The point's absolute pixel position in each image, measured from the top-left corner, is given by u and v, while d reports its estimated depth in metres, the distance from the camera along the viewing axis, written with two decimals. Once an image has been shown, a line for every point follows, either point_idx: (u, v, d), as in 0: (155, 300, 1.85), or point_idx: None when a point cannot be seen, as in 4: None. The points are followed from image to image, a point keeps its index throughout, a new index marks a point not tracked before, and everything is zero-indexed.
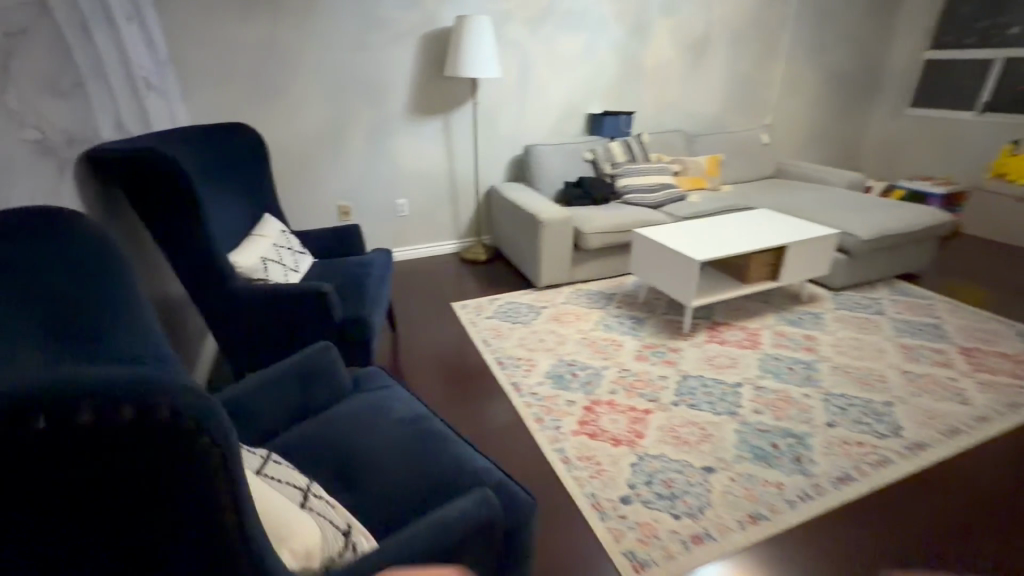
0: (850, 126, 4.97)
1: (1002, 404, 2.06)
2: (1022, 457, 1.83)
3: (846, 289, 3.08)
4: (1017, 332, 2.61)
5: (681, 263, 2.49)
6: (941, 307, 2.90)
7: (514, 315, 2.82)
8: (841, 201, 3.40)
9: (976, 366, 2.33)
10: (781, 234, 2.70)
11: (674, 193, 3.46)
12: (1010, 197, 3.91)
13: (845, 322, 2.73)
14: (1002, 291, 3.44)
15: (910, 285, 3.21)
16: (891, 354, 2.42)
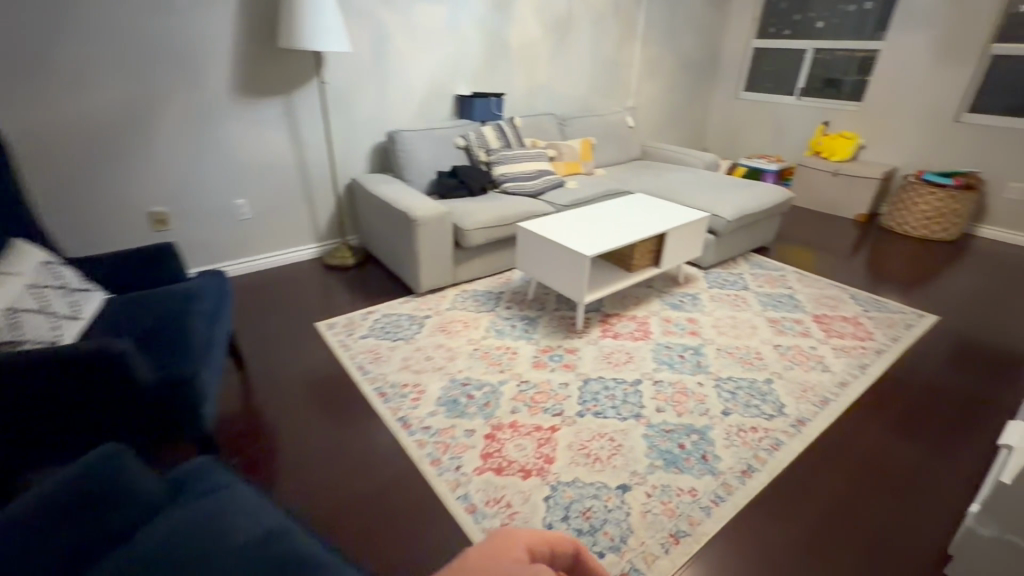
0: (698, 108, 5.34)
1: (855, 367, 2.28)
2: (879, 417, 2.02)
3: (714, 267, 3.25)
4: (851, 295, 2.97)
5: (570, 258, 2.36)
6: (791, 276, 3.19)
7: (393, 330, 2.46)
8: (703, 182, 3.58)
9: (828, 332, 2.57)
10: (659, 221, 2.71)
11: (552, 180, 3.33)
12: (825, 172, 4.49)
13: (719, 300, 2.86)
14: (828, 256, 3.95)
15: (762, 257, 3.50)
16: (761, 329, 2.57)
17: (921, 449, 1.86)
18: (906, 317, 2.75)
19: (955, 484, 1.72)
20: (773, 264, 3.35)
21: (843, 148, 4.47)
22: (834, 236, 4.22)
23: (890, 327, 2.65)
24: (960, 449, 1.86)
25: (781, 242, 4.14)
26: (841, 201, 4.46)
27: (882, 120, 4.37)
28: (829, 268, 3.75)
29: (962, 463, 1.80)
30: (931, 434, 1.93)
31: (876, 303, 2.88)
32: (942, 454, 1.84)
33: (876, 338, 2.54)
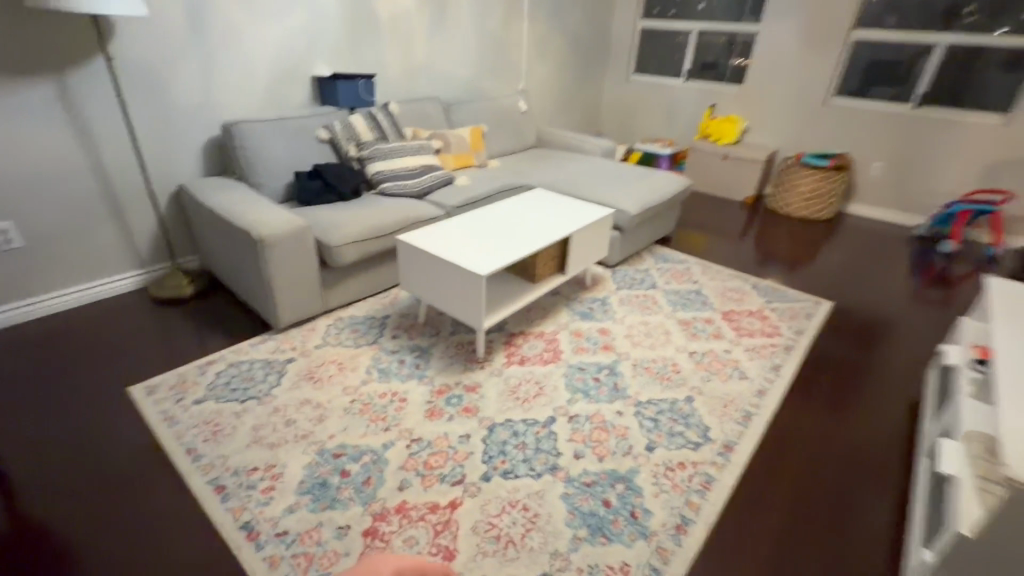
0: (590, 91, 5.15)
1: (769, 371, 2.17)
2: (799, 426, 1.91)
3: (620, 264, 3.04)
4: (753, 285, 2.91)
5: (462, 278, 1.96)
6: (696, 269, 3.08)
7: (243, 386, 1.90)
8: (602, 172, 3.35)
9: (739, 331, 2.46)
10: (560, 224, 2.41)
11: (438, 177, 2.89)
12: (715, 156, 4.52)
13: (629, 303, 2.64)
14: (724, 240, 3.97)
15: (666, 248, 3.37)
16: (675, 335, 2.39)
17: (845, 462, 1.77)
18: (806, 306, 2.73)
19: (881, 501, 1.63)
20: (677, 256, 3.23)
21: (729, 131, 4.53)
22: (726, 220, 4.27)
23: (794, 319, 2.60)
24: (879, 457, 1.80)
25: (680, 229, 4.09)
26: (731, 184, 4.52)
27: (762, 103, 4.46)
28: (726, 254, 3.75)
29: (883, 474, 1.73)
30: (851, 443, 1.85)
31: (777, 293, 2.85)
32: (865, 466, 1.75)
33: (783, 333, 2.47)
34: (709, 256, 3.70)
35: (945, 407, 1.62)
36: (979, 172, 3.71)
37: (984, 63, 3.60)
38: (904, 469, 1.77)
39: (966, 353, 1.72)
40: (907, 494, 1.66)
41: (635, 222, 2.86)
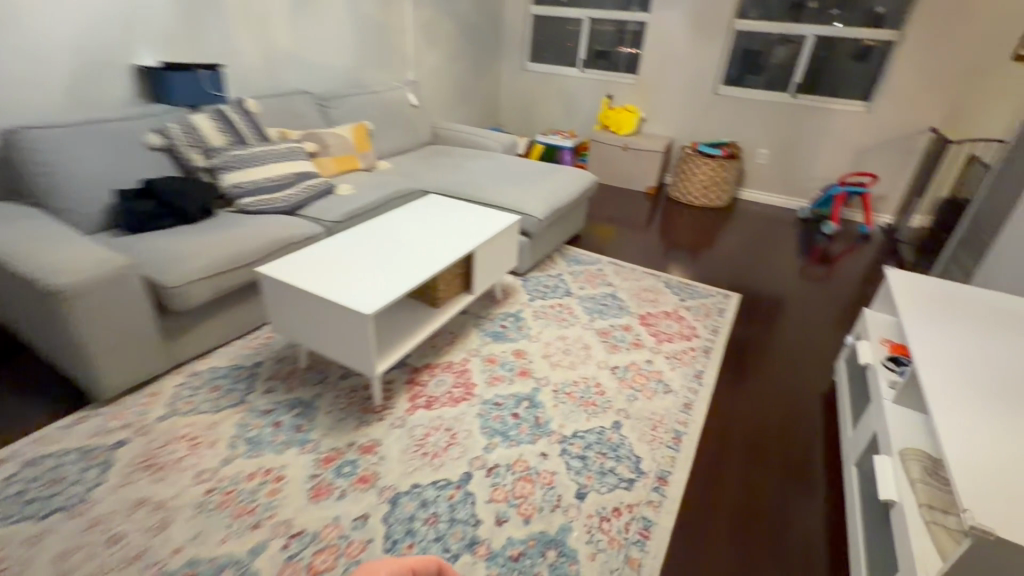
0: (486, 81, 4.87)
1: (691, 380, 2.08)
2: (728, 439, 1.82)
3: (531, 271, 2.83)
4: (666, 282, 2.84)
5: (343, 317, 1.60)
6: (608, 269, 2.95)
7: (47, 493, 1.41)
8: (505, 171, 3.11)
9: (657, 336, 2.35)
10: (461, 237, 2.11)
11: (314, 187, 2.46)
12: (616, 147, 4.47)
13: (543, 317, 2.43)
14: (631, 232, 3.93)
15: (576, 249, 3.22)
16: (595, 349, 2.22)
17: (777, 475, 1.69)
18: (717, 301, 2.70)
19: (816, 515, 1.56)
20: (589, 256, 3.08)
21: (628, 122, 4.48)
22: (632, 211, 4.24)
23: (708, 316, 2.55)
24: (807, 463, 1.75)
25: (587, 223, 3.98)
26: (633, 174, 4.50)
27: (656, 93, 4.47)
28: (635, 247, 3.69)
29: (813, 480, 1.68)
30: (779, 450, 1.78)
31: (689, 289, 2.80)
32: (796, 476, 1.68)
33: (700, 334, 2.40)
34: (619, 250, 3.61)
35: (866, 410, 1.58)
36: (849, 156, 3.99)
37: (846, 54, 3.85)
38: (830, 471, 1.74)
39: (878, 351, 1.71)
40: (838, 501, 1.61)
41: (543, 227, 2.66)
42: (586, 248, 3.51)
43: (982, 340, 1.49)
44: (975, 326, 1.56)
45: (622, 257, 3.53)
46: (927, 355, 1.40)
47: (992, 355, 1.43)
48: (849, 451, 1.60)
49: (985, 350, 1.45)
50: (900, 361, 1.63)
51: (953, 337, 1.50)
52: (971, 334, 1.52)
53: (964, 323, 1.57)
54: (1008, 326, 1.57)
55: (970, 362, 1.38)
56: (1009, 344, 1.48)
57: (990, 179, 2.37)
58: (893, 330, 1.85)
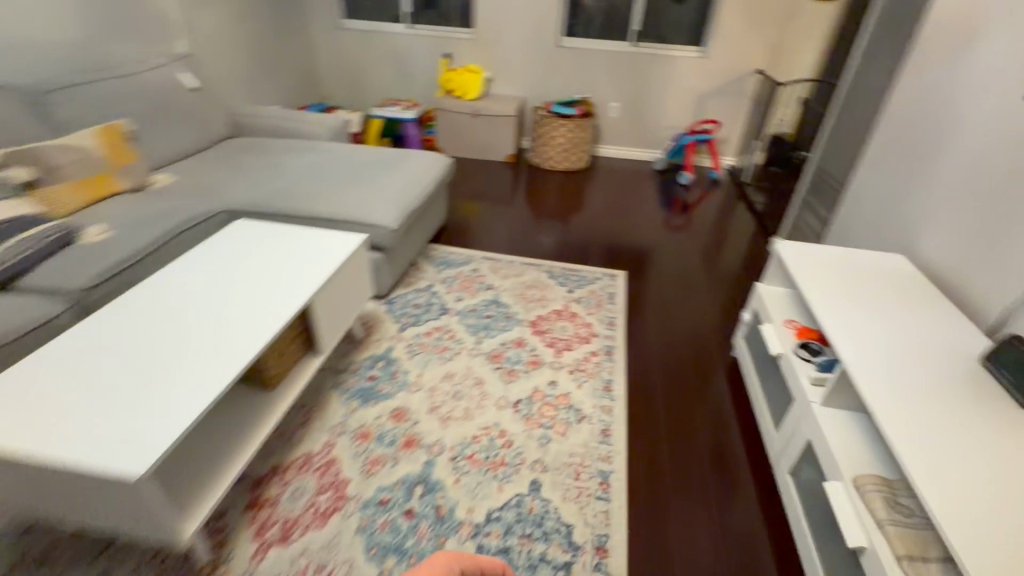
0: (295, 45, 3.97)
1: (602, 394, 1.84)
2: (656, 461, 1.62)
3: (394, 288, 2.33)
4: (549, 273, 2.56)
5: (106, 485, 1.01)
6: (485, 268, 2.57)
7: None
8: (338, 166, 2.48)
9: (554, 346, 2.07)
10: (287, 288, 1.54)
11: (39, 239, 1.65)
12: (464, 114, 3.99)
13: (421, 352, 1.98)
14: (499, 207, 3.57)
15: (442, 246, 2.77)
16: (490, 382, 1.85)
17: (711, 496, 1.54)
18: (605, 285, 2.50)
19: (760, 535, 1.43)
20: (460, 255, 2.66)
21: (473, 84, 3.99)
22: (494, 184, 3.86)
23: (601, 307, 2.33)
24: (736, 469, 1.62)
25: (449, 205, 3.52)
26: (488, 143, 4.09)
27: (497, 48, 4.03)
28: (506, 224, 3.33)
29: (745, 488, 1.57)
30: (707, 460, 1.64)
31: (575, 276, 2.55)
32: (730, 491, 1.54)
33: (598, 331, 2.18)
34: (490, 231, 3.23)
35: (788, 410, 1.46)
36: (692, 103, 4.04)
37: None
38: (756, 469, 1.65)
39: (784, 337, 1.60)
40: (773, 507, 1.52)
41: (398, 238, 2.15)
42: (454, 239, 3.08)
43: (888, 321, 1.43)
44: (874, 303, 1.50)
45: (494, 238, 3.15)
46: (854, 358, 1.29)
47: (904, 339, 1.36)
48: (777, 455, 1.48)
49: (895, 334, 1.38)
50: (812, 345, 1.52)
51: (864, 325, 1.42)
52: (876, 315, 1.45)
53: (863, 302, 1.51)
54: (900, 292, 1.54)
55: (891, 357, 1.29)
56: (910, 317, 1.44)
57: (830, 125, 2.42)
58: (789, 305, 1.77)
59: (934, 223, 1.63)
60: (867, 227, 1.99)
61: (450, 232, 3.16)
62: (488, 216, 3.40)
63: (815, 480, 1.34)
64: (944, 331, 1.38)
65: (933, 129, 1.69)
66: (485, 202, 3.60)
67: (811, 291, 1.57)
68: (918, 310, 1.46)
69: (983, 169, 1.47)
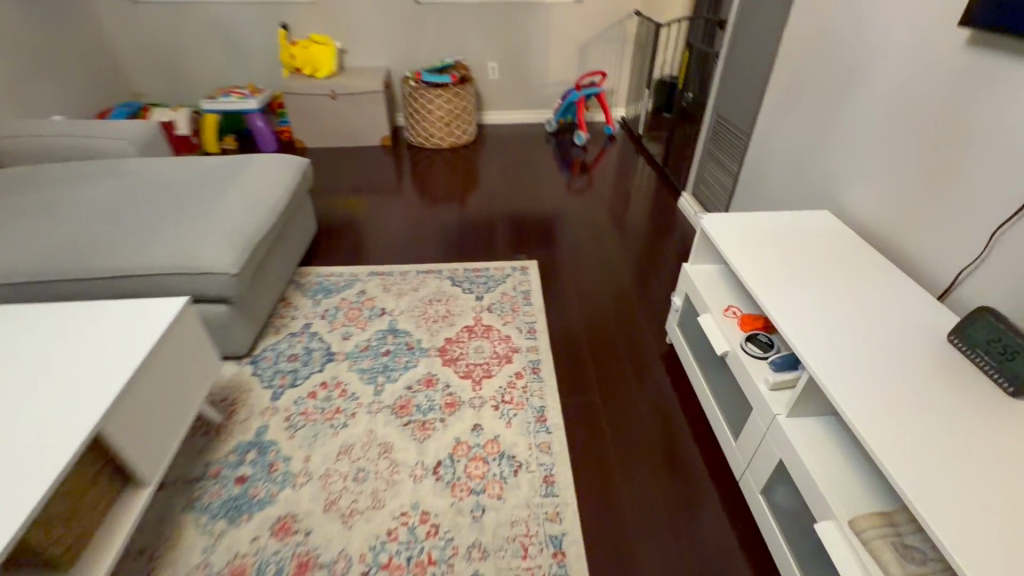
0: (74, 30, 3.05)
1: (535, 428, 1.55)
2: (609, 500, 1.38)
3: (259, 339, 1.85)
4: (450, 278, 2.19)
5: None
6: (374, 288, 2.13)
7: None
8: (149, 192, 1.88)
9: (471, 375, 1.73)
10: (44, 425, 1.02)
11: None
12: (321, 96, 3.36)
13: (304, 423, 1.55)
14: (383, 199, 3.07)
15: (318, 267, 2.28)
16: (399, 447, 1.49)
17: (678, 528, 1.33)
18: (517, 283, 2.18)
19: (738, 565, 1.25)
20: (341, 276, 2.20)
21: (325, 59, 3.35)
22: (373, 172, 3.33)
23: (516, 311, 2.01)
24: (698, 484, 1.42)
25: (322, 205, 2.96)
26: (357, 126, 3.51)
27: (346, 12, 3.39)
28: (392, 217, 2.86)
29: (710, 504, 1.38)
30: (664, 482, 1.43)
31: (480, 277, 2.20)
32: (696, 516, 1.35)
33: (518, 344, 1.87)
34: (375, 229, 2.74)
35: (748, 420, 1.26)
36: (575, 55, 3.73)
37: None
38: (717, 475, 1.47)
39: (728, 329, 1.39)
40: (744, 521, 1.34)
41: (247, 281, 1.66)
42: (333, 248, 2.56)
43: (837, 296, 1.25)
44: (817, 276, 1.32)
45: (381, 236, 2.67)
46: (816, 353, 1.10)
47: (861, 317, 1.18)
48: (741, 469, 1.29)
49: (850, 311, 1.20)
50: (760, 336, 1.33)
51: (814, 305, 1.23)
52: (824, 290, 1.27)
53: (806, 275, 1.33)
54: (839, 257, 1.37)
55: (855, 343, 1.11)
56: (857, 287, 1.27)
57: (723, 67, 2.23)
58: (723, 282, 1.57)
59: (858, 173, 1.47)
60: (782, 181, 1.83)
61: (327, 240, 2.63)
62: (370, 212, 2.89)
63: (788, 503, 1.16)
64: (895, 299, 1.22)
65: (843, 66, 1.50)
66: (364, 195, 3.08)
67: (750, 272, 1.36)
68: (863, 278, 1.30)
69: (906, 110, 1.30)
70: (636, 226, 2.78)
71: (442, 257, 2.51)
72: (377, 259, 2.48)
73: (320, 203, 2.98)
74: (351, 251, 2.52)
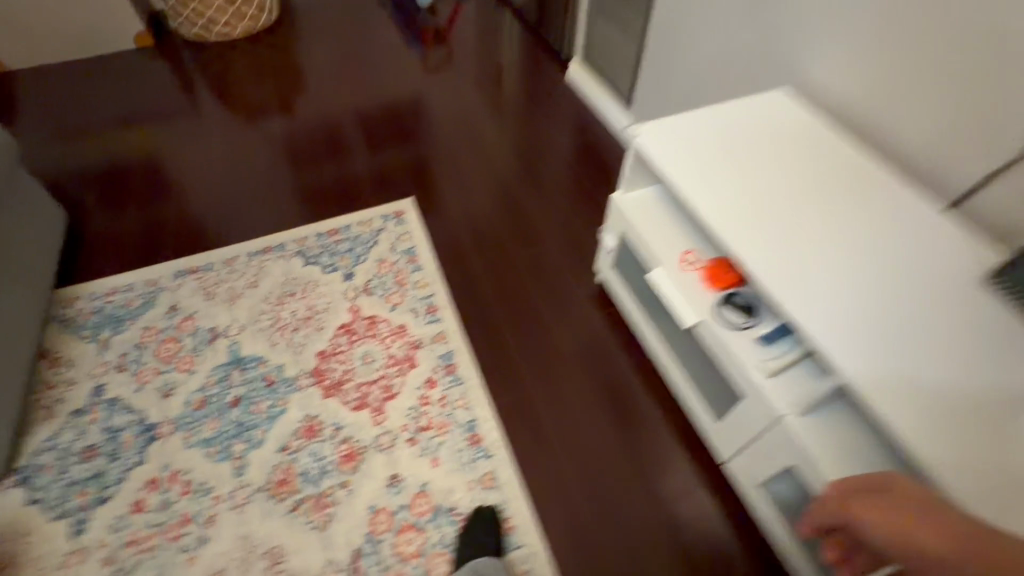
0: None
1: (470, 455, 1.20)
2: (580, 522, 1.14)
3: (23, 438, 1.20)
4: (300, 255, 1.57)
5: None
6: (189, 297, 1.47)
7: None
8: None
9: (367, 400, 1.28)
10: None
11: None
12: None
13: (139, 559, 1.05)
14: (162, 123, 2.07)
15: (88, 280, 1.51)
16: (295, 549, 1.07)
17: (662, 528, 1.14)
18: (394, 239, 1.63)
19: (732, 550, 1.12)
20: (132, 291, 1.48)
21: None
22: (135, 87, 2.24)
23: (403, 285, 1.51)
24: (670, 465, 1.22)
25: (59, 156, 1.93)
26: (79, 19, 2.25)
27: None
28: (185, 152, 1.95)
29: (689, 485, 1.20)
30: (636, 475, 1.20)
31: (342, 243, 1.60)
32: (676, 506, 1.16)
33: (418, 334, 1.40)
34: (158, 179, 1.84)
35: (734, 407, 1.00)
36: None
37: None
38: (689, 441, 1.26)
39: (694, 291, 1.06)
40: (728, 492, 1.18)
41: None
42: (103, 222, 1.69)
43: (825, 226, 0.96)
44: (794, 197, 1.00)
45: (167, 189, 1.80)
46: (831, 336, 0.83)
47: (858, 255, 0.92)
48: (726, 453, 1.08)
49: (844, 248, 0.93)
50: (737, 297, 1.01)
51: (804, 249, 0.93)
52: (808, 219, 0.97)
53: (781, 199, 1.00)
54: (808, 164, 1.05)
55: (863, 303, 0.86)
56: (841, 205, 0.98)
57: None
58: (668, 213, 1.19)
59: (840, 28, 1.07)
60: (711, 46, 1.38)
61: (90, 211, 1.73)
62: (150, 150, 1.95)
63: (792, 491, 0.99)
64: (887, 221, 0.96)
65: None
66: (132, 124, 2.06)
67: (711, 211, 0.99)
68: (844, 190, 1.00)
69: None
70: (517, 104, 2.18)
71: (270, 202, 1.76)
72: (168, 229, 1.67)
73: (58, 150, 1.94)
74: (134, 226, 1.68)
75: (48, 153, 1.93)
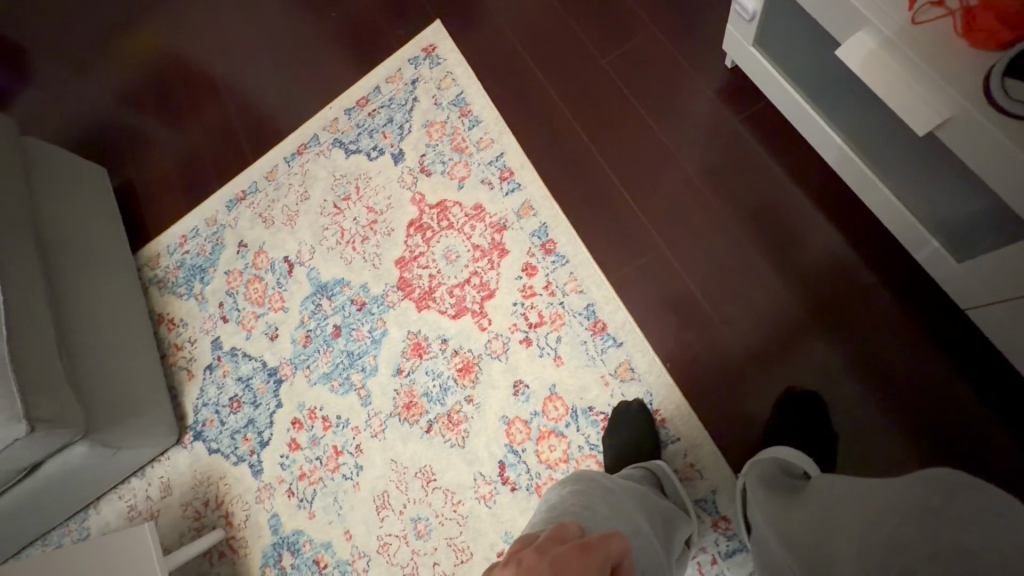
0: None
1: (598, 345, 1.02)
2: (741, 378, 0.98)
3: (177, 399, 1.28)
4: (338, 144, 1.30)
5: None
6: (251, 228, 1.33)
7: None
8: None
9: (465, 305, 1.11)
10: None
11: None
12: None
13: (314, 488, 1.13)
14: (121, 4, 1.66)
15: (156, 234, 1.42)
16: (442, 467, 1.06)
17: (847, 372, 0.95)
18: (435, 89, 1.24)
19: (939, 381, 0.92)
20: (199, 235, 1.37)
21: None
22: None
23: (464, 150, 1.18)
24: (848, 303, 0.97)
25: (38, 81, 1.64)
26: None
27: None
28: (164, 38, 1.58)
29: (875, 322, 0.96)
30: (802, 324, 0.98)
31: (378, 115, 1.28)
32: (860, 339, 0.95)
33: (498, 213, 1.13)
34: (155, 86, 1.55)
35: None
36: None
37: None
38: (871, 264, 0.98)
39: (939, 60, 0.64)
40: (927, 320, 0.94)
41: (74, 410, 0.99)
42: (128, 155, 1.51)
43: None
44: None
45: (171, 95, 1.52)
46: None
47: None
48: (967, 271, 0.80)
49: None
50: None
51: None
52: None
53: None
54: None
55: None
56: None
57: None
58: None
59: None
60: None
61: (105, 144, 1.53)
62: (128, 47, 1.60)
63: None
64: None
65: None
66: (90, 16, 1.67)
67: None
68: None
69: None
70: None
71: (279, 82, 1.43)
72: (195, 150, 1.45)
73: (34, 75, 1.65)
74: (159, 153, 1.48)
75: (26, 82, 1.65)
